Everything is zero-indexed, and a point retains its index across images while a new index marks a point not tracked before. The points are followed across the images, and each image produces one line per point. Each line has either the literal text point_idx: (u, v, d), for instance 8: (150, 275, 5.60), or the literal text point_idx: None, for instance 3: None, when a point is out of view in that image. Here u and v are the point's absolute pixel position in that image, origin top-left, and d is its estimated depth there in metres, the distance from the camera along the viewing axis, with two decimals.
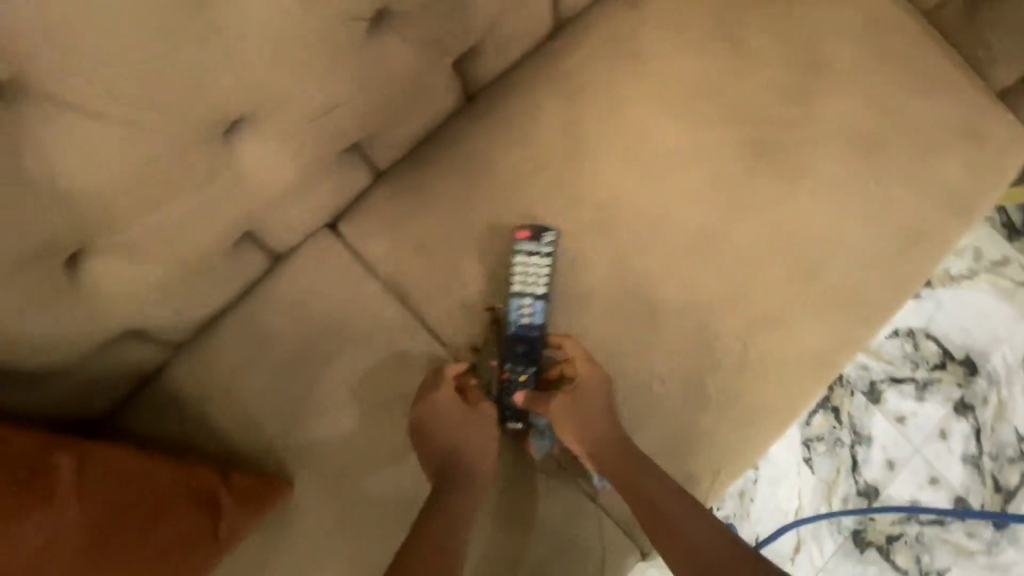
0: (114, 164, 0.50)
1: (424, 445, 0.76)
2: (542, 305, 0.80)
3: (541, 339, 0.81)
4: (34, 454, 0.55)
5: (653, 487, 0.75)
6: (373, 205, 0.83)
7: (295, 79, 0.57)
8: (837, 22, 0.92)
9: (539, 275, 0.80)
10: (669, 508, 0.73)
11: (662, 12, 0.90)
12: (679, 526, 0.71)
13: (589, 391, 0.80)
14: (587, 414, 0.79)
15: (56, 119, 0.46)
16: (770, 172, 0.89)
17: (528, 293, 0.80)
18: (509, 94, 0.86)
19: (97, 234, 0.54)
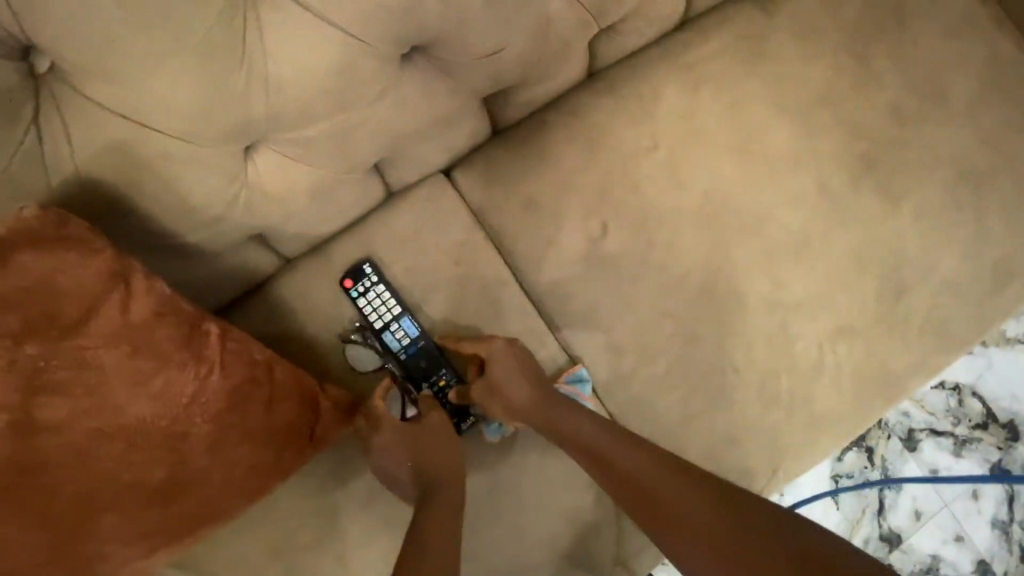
0: (314, 65, 0.53)
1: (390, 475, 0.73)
2: (408, 319, 0.78)
3: (431, 345, 0.79)
4: (191, 317, 0.61)
5: (628, 468, 0.71)
6: (488, 158, 0.85)
7: (475, 17, 0.60)
8: (961, 56, 0.93)
9: (386, 299, 0.78)
10: (653, 488, 0.69)
11: (793, 20, 0.91)
12: (667, 505, 0.67)
13: (496, 370, 0.76)
14: (504, 390, 0.76)
15: (285, 10, 0.50)
16: (872, 189, 0.91)
17: (386, 319, 0.78)
18: (633, 74, 0.89)
19: (275, 129, 0.58)
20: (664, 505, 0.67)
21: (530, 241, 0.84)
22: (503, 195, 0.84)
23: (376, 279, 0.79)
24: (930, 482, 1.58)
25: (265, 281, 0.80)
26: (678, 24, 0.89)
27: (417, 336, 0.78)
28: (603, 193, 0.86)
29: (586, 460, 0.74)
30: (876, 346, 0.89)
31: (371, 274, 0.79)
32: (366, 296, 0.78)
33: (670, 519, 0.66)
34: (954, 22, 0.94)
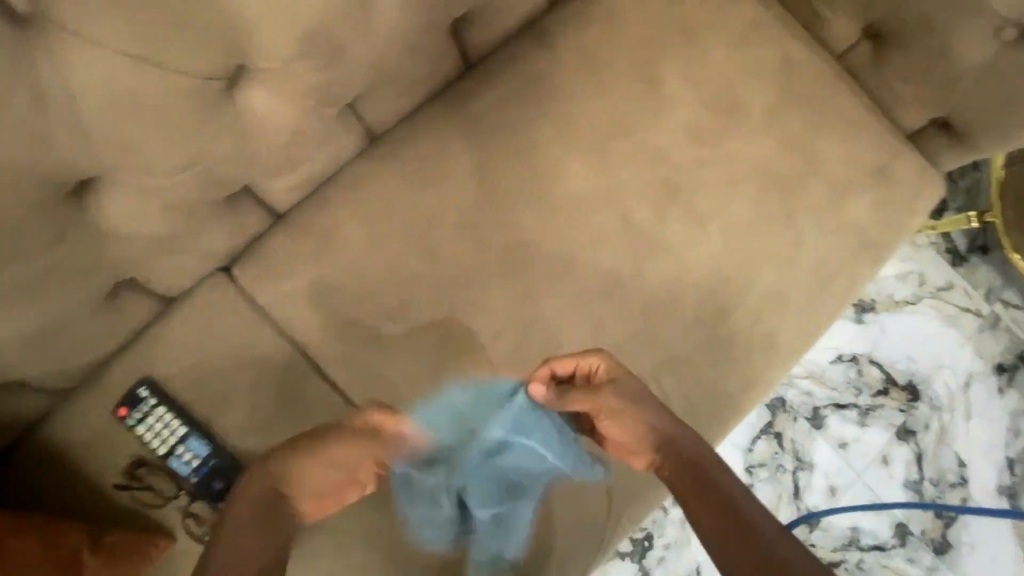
0: None
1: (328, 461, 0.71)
2: (196, 439, 0.73)
3: (226, 462, 0.74)
4: None
5: (724, 483, 0.70)
6: (270, 248, 0.81)
7: (144, 136, 0.55)
8: (754, 62, 0.91)
9: (168, 422, 0.73)
10: (741, 497, 0.69)
11: (575, 50, 0.88)
12: (754, 513, 0.67)
13: (628, 389, 0.74)
14: (633, 409, 0.73)
15: None
16: (681, 215, 0.88)
17: (172, 444, 0.73)
18: (415, 134, 0.85)
19: None
20: (747, 515, 0.67)
21: (325, 330, 0.80)
22: (291, 286, 0.80)
23: (155, 401, 0.73)
24: (841, 455, 1.60)
25: (36, 422, 0.74)
26: (453, 75, 0.85)
27: (207, 456, 0.73)
28: (399, 265, 0.82)
29: (682, 473, 0.71)
30: (707, 374, 0.87)
31: (149, 398, 0.73)
32: (145, 423, 0.73)
33: (750, 532, 0.65)
34: (742, 28, 0.91)
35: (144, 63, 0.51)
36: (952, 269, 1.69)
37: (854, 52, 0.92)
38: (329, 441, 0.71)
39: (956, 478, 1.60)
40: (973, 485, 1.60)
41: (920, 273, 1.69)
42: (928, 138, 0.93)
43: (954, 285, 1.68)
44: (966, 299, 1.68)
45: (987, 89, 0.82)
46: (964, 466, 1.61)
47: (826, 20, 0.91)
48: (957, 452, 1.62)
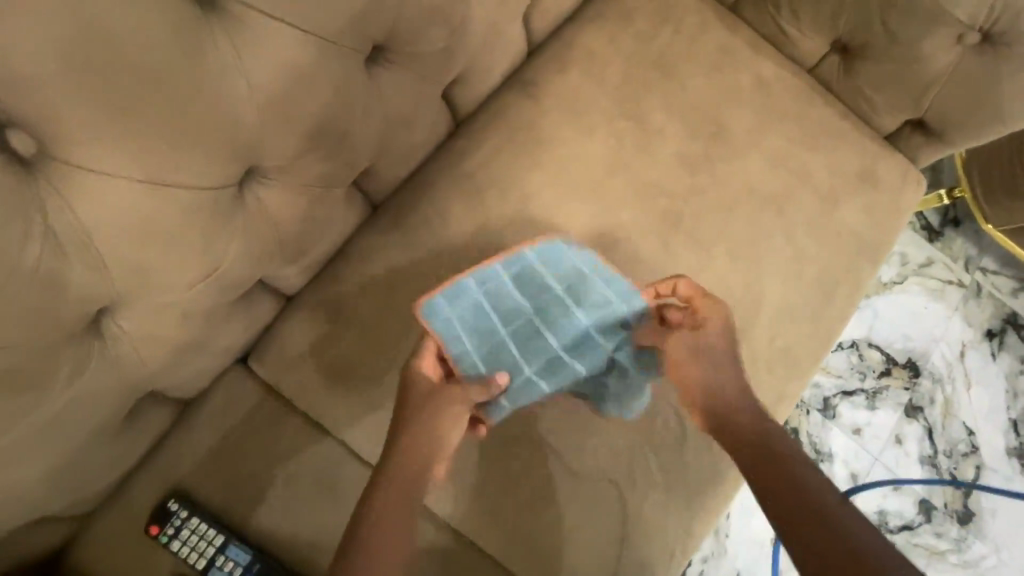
0: None
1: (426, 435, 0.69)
2: (235, 545, 0.69)
3: (269, 564, 0.70)
4: None
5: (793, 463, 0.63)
6: (285, 333, 0.79)
7: (161, 256, 0.53)
8: (732, 86, 0.93)
9: (203, 533, 0.69)
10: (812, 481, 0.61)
11: (560, 95, 0.89)
12: (821, 490, 0.60)
13: (719, 338, 0.74)
14: (717, 362, 0.73)
15: None
16: (686, 244, 0.89)
17: (212, 554, 0.69)
18: (415, 199, 0.85)
19: None
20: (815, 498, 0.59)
21: (351, 408, 0.78)
22: (312, 369, 0.78)
23: (187, 513, 0.70)
24: (857, 441, 1.63)
25: (62, 554, 0.71)
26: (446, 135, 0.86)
27: (249, 561, 0.69)
28: (418, 332, 0.81)
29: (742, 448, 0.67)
30: None
31: (180, 510, 0.70)
32: (179, 537, 0.69)
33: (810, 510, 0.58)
34: (716, 55, 0.94)
35: (157, 187, 0.49)
36: (930, 245, 1.75)
37: (824, 64, 0.96)
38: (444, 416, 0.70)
39: (967, 446, 1.64)
40: (984, 452, 1.64)
41: (901, 253, 1.75)
42: (903, 138, 0.98)
43: (934, 260, 1.75)
44: (948, 271, 1.74)
45: (955, 91, 0.86)
46: (973, 434, 1.65)
47: (794, 37, 0.94)
48: (964, 421, 1.66)
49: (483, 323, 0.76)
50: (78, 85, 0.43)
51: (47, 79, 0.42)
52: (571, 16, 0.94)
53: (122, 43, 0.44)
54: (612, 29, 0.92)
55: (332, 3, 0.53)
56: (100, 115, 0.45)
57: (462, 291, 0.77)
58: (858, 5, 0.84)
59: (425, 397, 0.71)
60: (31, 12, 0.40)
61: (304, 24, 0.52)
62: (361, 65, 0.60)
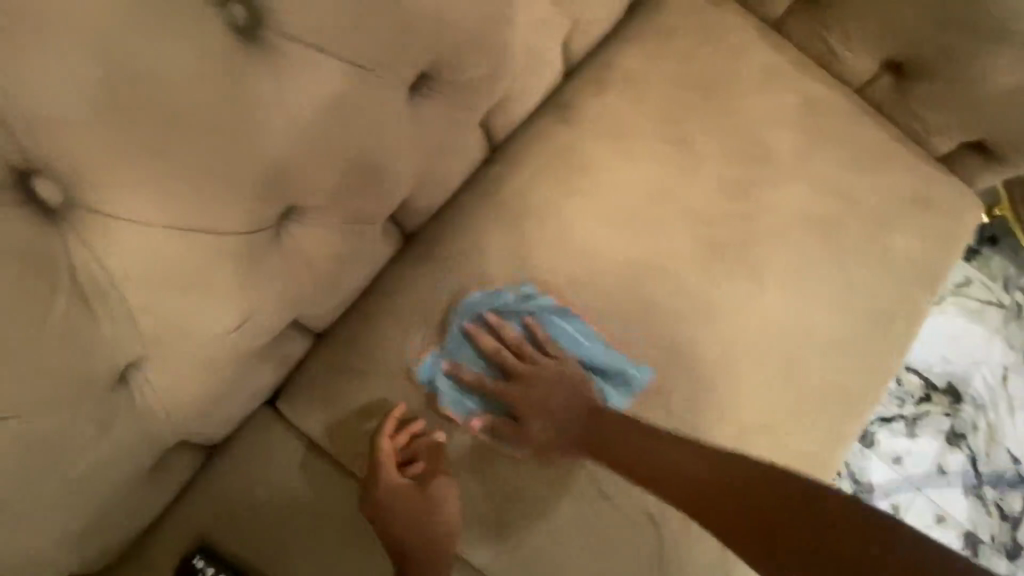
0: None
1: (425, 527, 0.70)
2: None
3: None
4: None
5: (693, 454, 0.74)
6: (316, 373, 0.75)
7: (196, 304, 0.49)
8: (778, 108, 0.89)
9: None
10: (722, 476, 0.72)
11: (599, 121, 0.86)
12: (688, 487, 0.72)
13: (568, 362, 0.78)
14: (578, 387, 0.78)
15: None
16: (732, 274, 0.85)
17: None
18: (450, 230, 0.81)
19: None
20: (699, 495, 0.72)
21: (385, 453, 0.74)
22: (345, 412, 0.74)
23: (214, 571, 0.66)
24: (897, 470, 1.56)
25: None
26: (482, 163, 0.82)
27: None
28: (455, 371, 0.77)
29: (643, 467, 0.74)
30: (785, 435, 0.84)
31: (206, 569, 0.66)
32: None
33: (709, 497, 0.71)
34: (760, 76, 0.90)
35: (194, 233, 0.46)
36: (968, 264, 1.69)
37: (875, 84, 0.91)
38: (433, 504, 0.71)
39: (1014, 476, 1.57)
40: None
41: None
42: (959, 160, 0.93)
43: (972, 279, 1.68)
44: (986, 291, 1.68)
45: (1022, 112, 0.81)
46: (1019, 463, 1.58)
47: (843, 57, 0.90)
48: (1010, 449, 1.58)
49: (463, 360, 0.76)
50: (118, 129, 0.40)
51: (81, 124, 0.39)
52: (608, 38, 0.91)
53: (166, 81, 0.40)
54: (651, 52, 0.89)
55: (381, 33, 0.50)
56: (136, 161, 0.42)
57: (442, 358, 0.76)
58: (914, 23, 0.80)
59: (404, 496, 0.70)
60: (72, 52, 0.37)
61: (350, 56, 0.48)
62: (404, 95, 0.56)
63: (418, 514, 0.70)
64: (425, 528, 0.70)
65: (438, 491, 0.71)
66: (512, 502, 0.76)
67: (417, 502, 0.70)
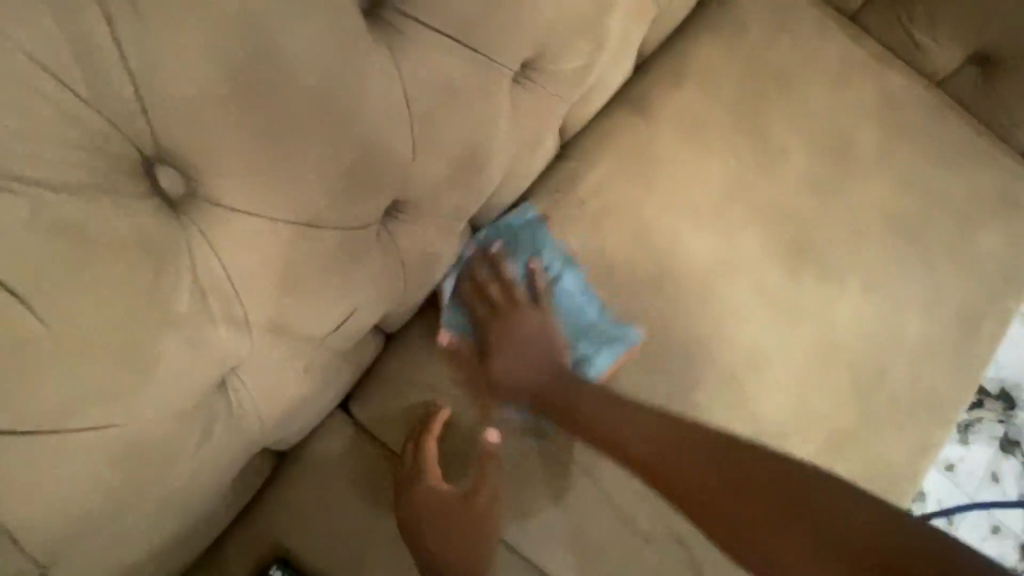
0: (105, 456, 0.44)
1: (461, 536, 0.66)
2: None
3: None
4: None
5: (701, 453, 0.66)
6: (389, 375, 0.73)
7: (302, 301, 0.50)
8: (858, 103, 0.86)
9: None
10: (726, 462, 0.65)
11: (674, 115, 0.83)
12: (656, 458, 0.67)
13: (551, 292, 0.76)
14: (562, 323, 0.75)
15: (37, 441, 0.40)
16: (813, 275, 0.82)
17: None
18: (523, 227, 0.78)
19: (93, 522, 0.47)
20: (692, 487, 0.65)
21: (464, 451, 0.72)
22: (419, 416, 0.72)
23: None
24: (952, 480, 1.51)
25: None
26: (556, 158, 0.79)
27: None
28: None
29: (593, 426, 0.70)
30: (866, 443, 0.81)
31: None
32: None
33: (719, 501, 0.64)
34: (840, 68, 0.86)
35: (306, 227, 0.46)
36: None
37: (958, 77, 0.88)
38: (473, 511, 0.67)
39: None
40: None
41: None
42: None
43: None
44: None
45: None
46: None
47: (926, 49, 0.86)
48: None
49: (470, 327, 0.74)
50: (245, 122, 0.40)
51: (212, 114, 0.38)
52: (681, 28, 0.88)
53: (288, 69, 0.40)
54: (726, 43, 0.86)
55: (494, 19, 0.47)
56: (261, 152, 0.41)
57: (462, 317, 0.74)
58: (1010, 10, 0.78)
59: (442, 501, 0.66)
60: (207, 39, 0.36)
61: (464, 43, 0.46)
62: (507, 83, 0.54)
63: (453, 503, 0.67)
64: (462, 537, 0.66)
65: (479, 499, 0.68)
66: (590, 511, 0.73)
67: (454, 509, 0.67)
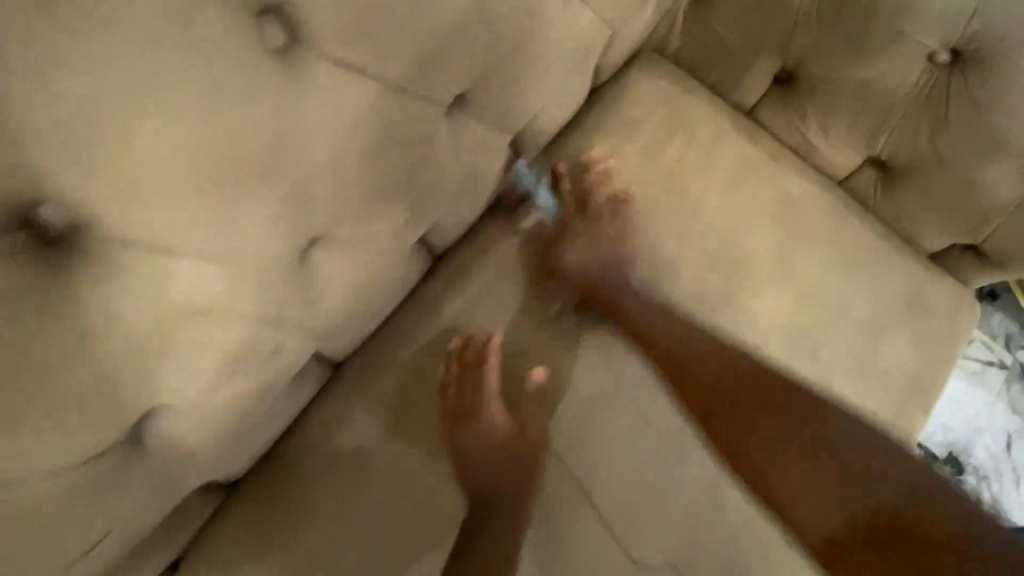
0: None
1: (533, 468, 0.71)
2: None
3: None
4: None
5: (683, 328, 0.77)
6: (224, 532, 0.65)
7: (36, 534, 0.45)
8: (750, 208, 0.82)
9: None
10: (701, 343, 0.76)
11: (553, 227, 0.78)
12: (652, 329, 0.76)
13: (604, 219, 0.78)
14: (618, 235, 0.78)
15: None
16: (705, 402, 0.75)
17: None
18: (386, 354, 0.72)
19: None
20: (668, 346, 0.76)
21: None
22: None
23: None
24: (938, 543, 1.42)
25: None
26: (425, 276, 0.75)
27: None
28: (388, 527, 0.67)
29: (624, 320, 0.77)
30: None
31: None
32: None
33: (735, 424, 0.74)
34: (732, 172, 0.82)
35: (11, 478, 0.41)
36: None
37: (858, 177, 0.83)
38: (532, 437, 0.72)
39: None
40: None
41: None
42: (953, 258, 0.84)
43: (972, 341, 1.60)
44: (987, 352, 1.59)
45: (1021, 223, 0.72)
46: None
47: (824, 150, 0.81)
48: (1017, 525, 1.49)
49: (539, 194, 0.79)
50: None
51: None
52: (566, 128, 0.83)
53: None
54: (612, 146, 0.81)
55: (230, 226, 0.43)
56: None
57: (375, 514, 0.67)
58: (893, 131, 0.71)
59: (499, 431, 0.71)
60: None
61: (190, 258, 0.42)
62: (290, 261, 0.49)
63: (466, 410, 0.70)
64: (532, 466, 0.71)
65: (501, 423, 0.71)
66: None
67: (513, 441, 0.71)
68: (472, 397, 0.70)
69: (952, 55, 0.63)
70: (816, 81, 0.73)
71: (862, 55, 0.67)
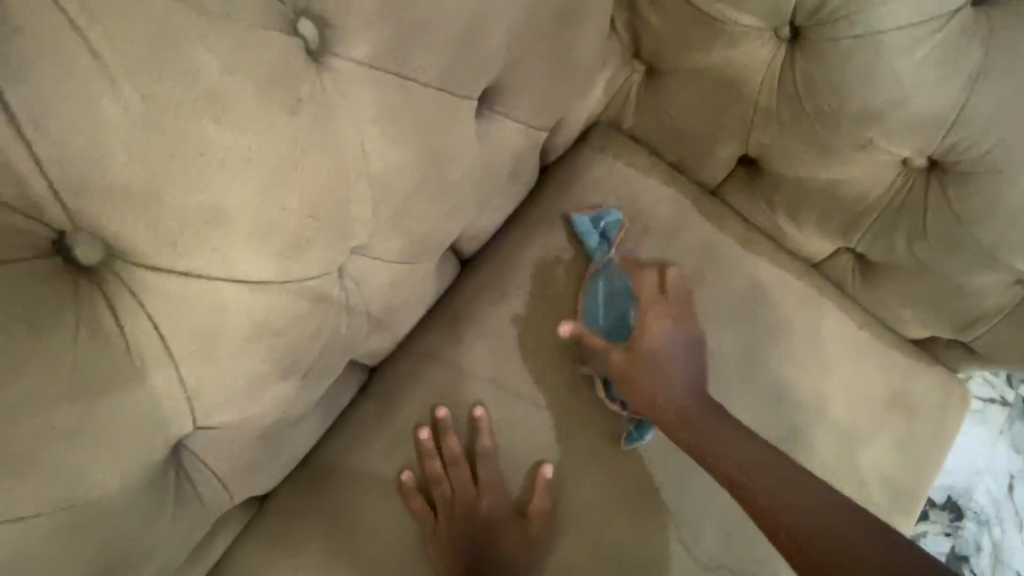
0: None
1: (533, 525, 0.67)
2: None
3: None
4: None
5: (773, 459, 0.62)
6: None
7: None
8: (718, 301, 0.74)
9: None
10: (799, 479, 0.60)
11: (498, 333, 0.72)
12: (739, 471, 0.61)
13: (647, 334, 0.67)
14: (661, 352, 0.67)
15: None
16: (668, 527, 0.69)
17: None
18: (315, 486, 0.66)
19: None
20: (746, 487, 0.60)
21: None
22: None
23: None
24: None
25: None
26: (357, 394, 0.70)
27: None
28: None
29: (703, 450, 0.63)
30: None
31: None
32: None
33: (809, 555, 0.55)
34: (696, 265, 0.75)
35: None
36: None
37: (833, 262, 0.76)
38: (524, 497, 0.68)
39: None
40: None
41: None
42: (939, 346, 0.78)
43: None
44: None
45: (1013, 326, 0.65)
46: None
47: (796, 237, 0.74)
48: None
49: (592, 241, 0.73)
50: None
51: None
52: (514, 221, 0.76)
53: None
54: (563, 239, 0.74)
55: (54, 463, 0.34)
56: None
57: None
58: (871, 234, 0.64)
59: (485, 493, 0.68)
60: None
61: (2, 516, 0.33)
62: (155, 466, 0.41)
63: (464, 491, 0.67)
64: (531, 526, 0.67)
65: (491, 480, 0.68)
66: None
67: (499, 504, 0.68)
68: (448, 470, 0.67)
69: (929, 162, 0.56)
70: (783, 174, 0.66)
71: (830, 156, 0.60)
